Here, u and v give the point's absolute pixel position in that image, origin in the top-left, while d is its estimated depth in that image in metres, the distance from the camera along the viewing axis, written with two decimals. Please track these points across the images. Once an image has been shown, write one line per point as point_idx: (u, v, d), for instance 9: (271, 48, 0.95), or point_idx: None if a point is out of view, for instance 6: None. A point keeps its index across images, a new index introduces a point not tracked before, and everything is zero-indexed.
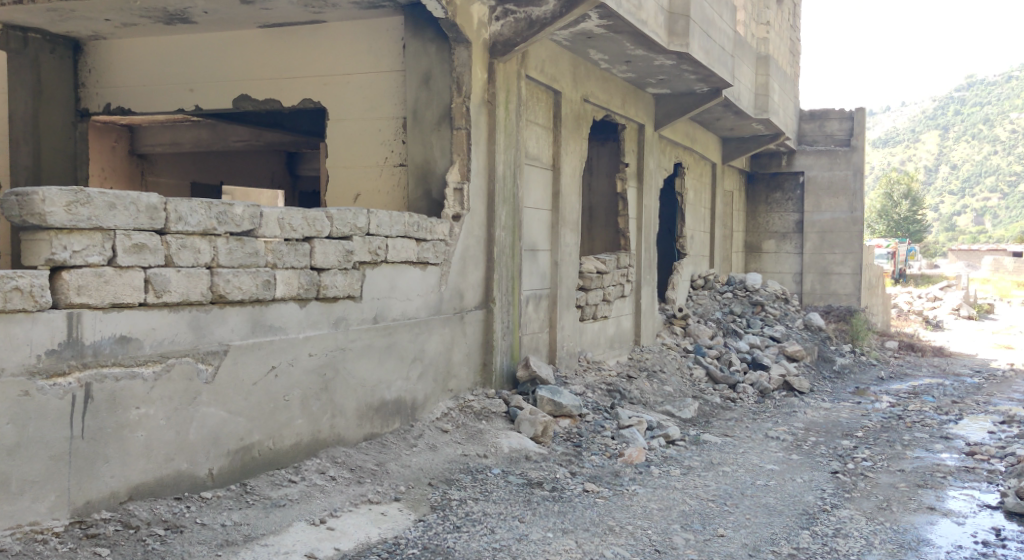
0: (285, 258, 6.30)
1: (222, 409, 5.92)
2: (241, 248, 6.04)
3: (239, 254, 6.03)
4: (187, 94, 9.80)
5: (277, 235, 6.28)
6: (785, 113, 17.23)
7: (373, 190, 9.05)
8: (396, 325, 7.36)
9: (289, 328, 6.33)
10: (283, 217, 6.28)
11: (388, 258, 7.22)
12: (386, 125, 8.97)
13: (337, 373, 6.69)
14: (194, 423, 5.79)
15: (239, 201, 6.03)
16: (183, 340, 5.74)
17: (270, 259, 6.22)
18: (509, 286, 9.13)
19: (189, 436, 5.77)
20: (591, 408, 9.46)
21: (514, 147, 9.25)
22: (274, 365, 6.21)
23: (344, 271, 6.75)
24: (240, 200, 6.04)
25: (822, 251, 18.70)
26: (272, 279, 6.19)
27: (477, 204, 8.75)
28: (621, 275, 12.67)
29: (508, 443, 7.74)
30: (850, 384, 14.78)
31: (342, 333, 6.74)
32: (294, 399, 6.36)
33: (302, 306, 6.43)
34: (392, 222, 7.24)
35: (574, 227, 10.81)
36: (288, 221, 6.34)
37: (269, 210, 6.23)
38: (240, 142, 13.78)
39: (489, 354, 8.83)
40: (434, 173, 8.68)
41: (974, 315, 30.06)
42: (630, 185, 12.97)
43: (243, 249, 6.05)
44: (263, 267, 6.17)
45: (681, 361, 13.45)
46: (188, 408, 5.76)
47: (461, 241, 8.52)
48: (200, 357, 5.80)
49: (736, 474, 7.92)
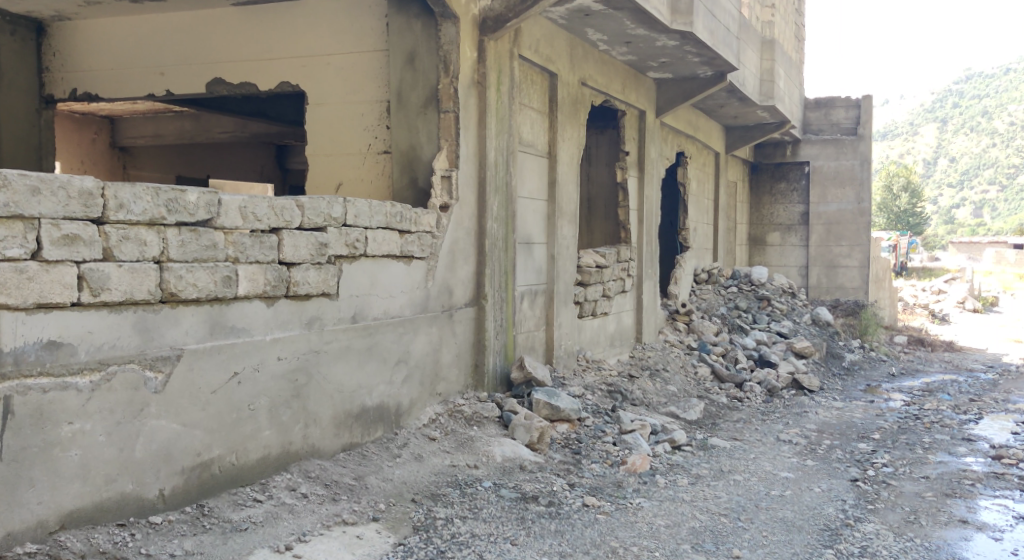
0: (248, 251, 5.68)
1: (174, 422, 5.31)
2: (196, 240, 5.42)
3: (193, 247, 5.41)
4: (158, 77, 9.17)
5: (240, 226, 5.66)
6: (790, 100, 16.61)
7: (356, 179, 8.42)
8: (377, 325, 6.73)
9: (254, 330, 5.71)
10: (246, 206, 5.66)
11: (367, 251, 6.60)
12: (369, 109, 8.34)
13: (311, 379, 6.08)
14: (141, 438, 5.18)
15: (193, 187, 5.40)
16: (128, 344, 5.13)
17: (231, 252, 5.59)
18: (503, 281, 8.51)
19: (134, 454, 5.16)
20: (591, 411, 8.84)
21: (507, 133, 8.61)
22: (237, 372, 5.59)
23: (319, 266, 6.13)
24: (194, 186, 5.42)
25: (828, 243, 18.08)
26: (233, 275, 5.57)
27: (466, 193, 8.12)
28: (622, 269, 12.03)
29: (500, 452, 7.13)
30: (861, 381, 14.16)
31: (315, 334, 6.11)
32: (261, 409, 5.75)
33: (269, 304, 5.81)
34: (372, 212, 6.63)
35: (571, 218, 10.19)
36: (252, 211, 5.71)
37: (229, 197, 5.60)
38: (225, 134, 13.03)
39: (481, 354, 8.21)
40: (419, 161, 8.07)
41: (979, 309, 29.44)
42: (631, 174, 12.35)
43: (199, 241, 5.43)
44: (223, 262, 5.54)
45: (684, 359, 12.86)
46: (134, 421, 5.15)
47: (449, 233, 7.89)
48: (148, 364, 5.19)
49: (748, 483, 7.30)
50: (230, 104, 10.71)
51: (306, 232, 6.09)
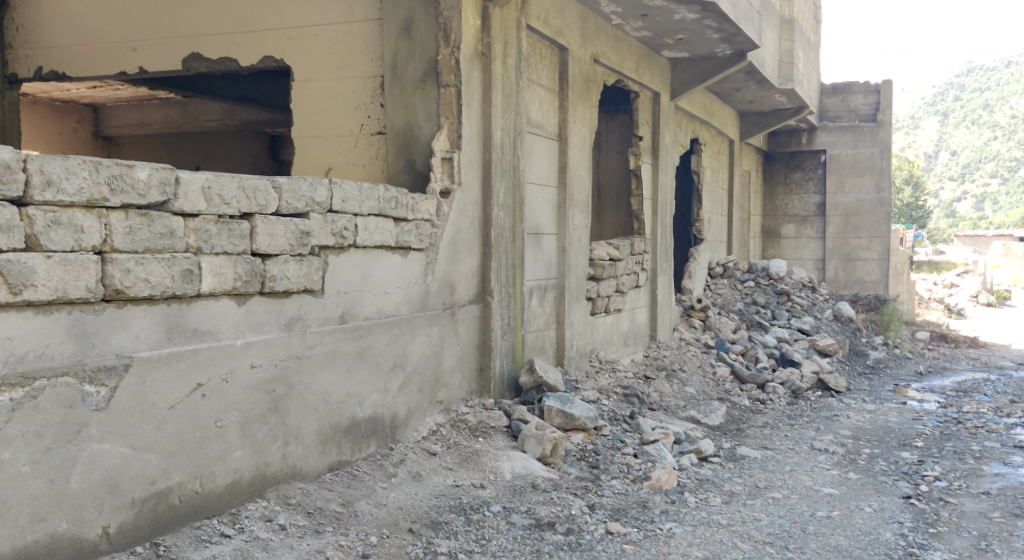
0: (214, 241, 4.86)
1: (121, 446, 4.50)
2: (147, 226, 4.61)
3: (143, 235, 4.60)
4: (130, 53, 8.33)
5: (203, 210, 4.84)
6: (808, 84, 15.79)
7: (347, 164, 7.59)
8: (369, 326, 5.91)
9: (222, 333, 4.88)
10: (210, 186, 4.84)
11: (357, 241, 5.78)
12: (362, 85, 7.51)
13: (291, 389, 5.25)
14: (78, 466, 4.37)
15: (143, 162, 4.59)
16: (61, 353, 4.32)
17: (193, 242, 4.78)
18: (510, 276, 7.68)
19: (69, 486, 4.34)
20: (608, 418, 8.02)
21: (514, 112, 7.78)
22: (201, 384, 4.77)
23: (300, 258, 5.31)
24: (143, 161, 4.60)
25: (846, 235, 17.23)
26: (195, 269, 4.75)
27: (470, 177, 7.29)
28: (635, 263, 11.19)
29: (510, 469, 6.35)
30: (888, 381, 13.33)
31: (296, 337, 5.29)
32: (231, 427, 4.93)
33: (240, 303, 4.98)
34: (362, 197, 5.81)
35: (583, 207, 9.35)
36: (218, 192, 4.89)
37: (188, 176, 4.78)
38: (213, 121, 11.94)
39: (486, 357, 7.38)
40: (417, 141, 7.23)
41: (992, 303, 28.63)
42: (645, 160, 11.52)
43: (151, 227, 4.62)
44: (184, 253, 4.73)
45: (702, 359, 12.06)
46: (69, 446, 4.34)
47: (451, 222, 7.06)
48: (88, 377, 4.37)
49: (789, 502, 6.50)
50: (215, 87, 10.00)
51: (284, 218, 5.27)
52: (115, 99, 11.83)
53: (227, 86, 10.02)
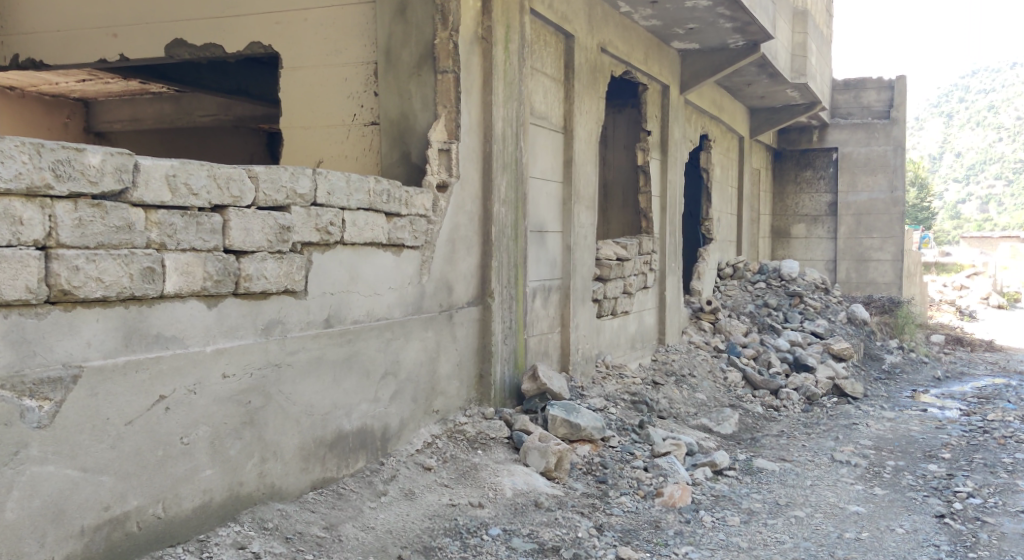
0: (180, 236, 4.40)
1: (69, 468, 4.05)
2: (100, 219, 4.14)
3: (95, 228, 4.13)
4: (110, 40, 7.84)
5: (168, 201, 4.37)
6: (821, 79, 15.30)
7: (339, 156, 7.09)
8: (358, 330, 5.42)
9: (189, 340, 4.42)
10: (175, 174, 4.37)
11: (344, 237, 5.29)
12: (354, 73, 7.03)
13: (269, 401, 4.78)
14: (17, 491, 3.91)
15: (95, 145, 4.13)
16: None
17: (156, 237, 4.32)
18: (512, 276, 7.19)
19: (5, 515, 3.88)
20: (615, 428, 7.56)
21: (517, 101, 7.28)
22: (165, 396, 4.32)
23: (279, 255, 4.83)
24: (95, 145, 4.14)
25: (858, 235, 16.71)
26: (157, 267, 4.30)
27: (469, 171, 6.79)
28: (644, 263, 10.69)
29: (510, 486, 5.88)
30: (905, 386, 12.85)
31: (275, 343, 4.81)
32: (199, 443, 4.47)
33: (211, 306, 4.52)
34: (350, 190, 5.33)
35: (590, 204, 8.86)
36: (184, 181, 4.42)
37: (149, 163, 4.31)
38: (207, 117, 11.28)
39: (487, 363, 6.88)
40: (413, 131, 6.72)
41: (1004, 305, 28.06)
42: (654, 156, 11.03)
43: (104, 220, 4.16)
44: (144, 250, 4.28)
45: (712, 363, 11.59)
46: (6, 469, 3.89)
47: (448, 218, 6.57)
48: (27, 390, 3.93)
49: (813, 522, 6.04)
50: (206, 81, 9.52)
51: (262, 210, 4.79)
52: (107, 93, 11.36)
53: (218, 80, 9.54)
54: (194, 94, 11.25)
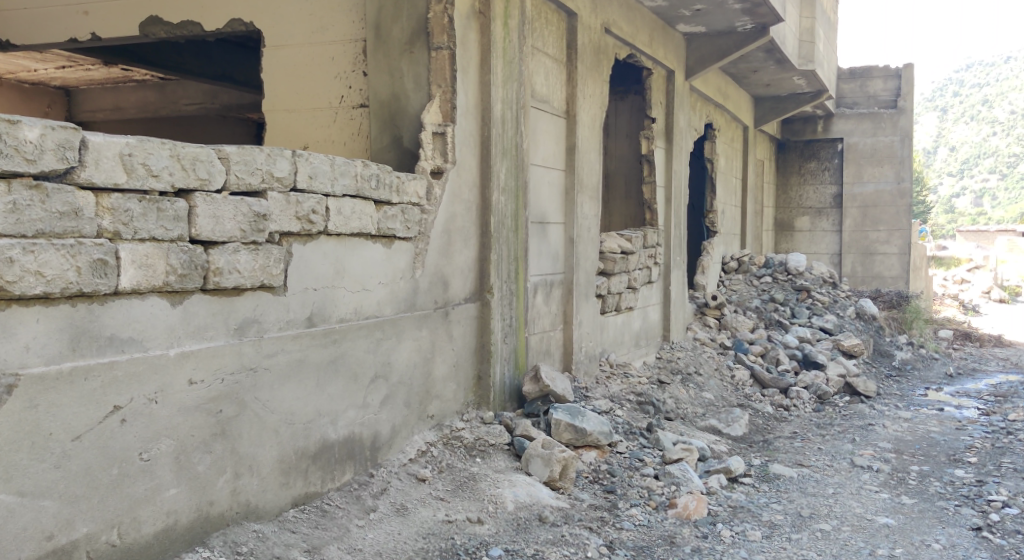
0: (137, 224, 3.93)
1: (3, 492, 3.59)
2: (39, 203, 3.67)
3: (33, 214, 3.66)
4: (81, 18, 7.31)
5: (122, 183, 3.89)
6: (828, 66, 14.80)
7: (326, 140, 6.60)
8: (345, 330, 4.92)
9: (149, 342, 3.96)
10: (130, 152, 3.89)
11: (329, 227, 4.79)
12: (342, 51, 6.53)
13: (243, 410, 4.30)
14: None
15: (31, 118, 3.64)
16: None
17: (109, 225, 3.85)
18: (512, 270, 6.68)
19: None
20: (622, 432, 7.08)
21: (517, 82, 6.77)
22: (120, 407, 3.86)
23: (254, 246, 4.34)
24: (32, 118, 3.66)
25: (864, 228, 16.19)
26: (110, 259, 3.83)
27: (465, 156, 6.29)
28: (649, 256, 10.19)
29: (512, 498, 5.41)
30: (917, 384, 12.38)
31: (249, 345, 4.32)
32: (161, 459, 4.01)
33: (175, 303, 4.05)
34: (334, 175, 4.82)
35: (593, 194, 8.36)
36: (143, 161, 3.94)
37: (99, 139, 3.82)
38: (193, 106, 10.74)
39: (485, 364, 6.39)
40: (404, 113, 6.22)
41: (1006, 298, 27.56)
42: (659, 144, 10.53)
43: (44, 206, 3.68)
44: (94, 240, 3.80)
45: (719, 361, 11.11)
46: None
47: (443, 207, 6.07)
48: None
49: (841, 537, 5.69)
50: (187, 64, 9.09)
51: (233, 195, 4.29)
52: (88, 81, 10.82)
53: (202, 64, 9.16)
54: (179, 81, 10.69)
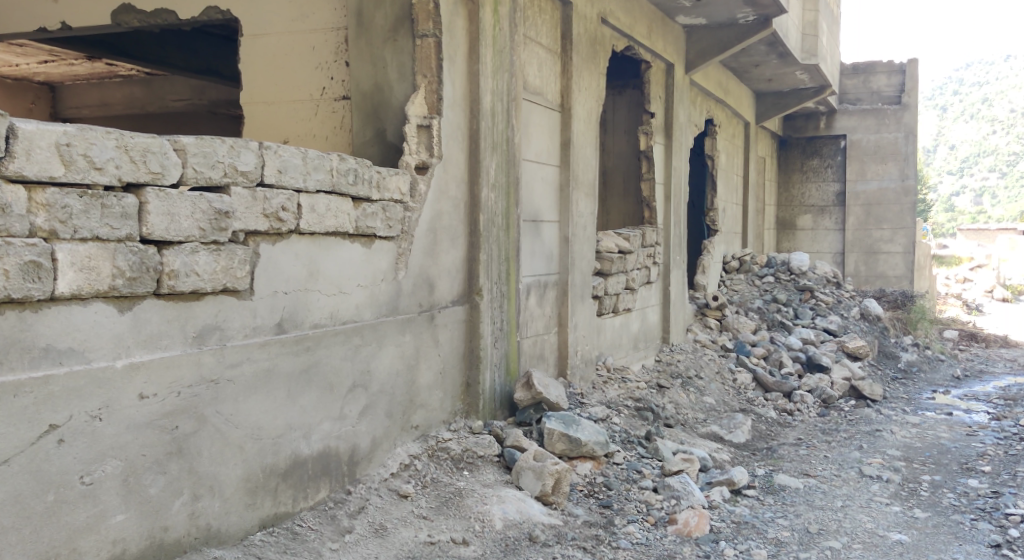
0: (77, 223, 3.75)
1: None
2: None
3: None
4: (50, 6, 6.98)
5: (59, 177, 3.71)
6: (832, 61, 14.44)
7: (306, 135, 6.24)
8: (319, 336, 4.61)
9: (91, 354, 3.78)
10: (68, 142, 3.71)
11: (301, 226, 4.51)
12: (323, 40, 6.17)
13: (202, 426, 4.10)
14: None
15: None
16: None
17: (44, 223, 3.68)
18: (503, 271, 6.31)
19: None
20: (619, 441, 6.74)
21: (509, 72, 6.40)
22: (57, 426, 3.68)
23: (215, 247, 4.14)
24: None
25: (868, 226, 15.79)
26: (44, 261, 3.66)
27: (453, 150, 5.93)
28: (647, 256, 9.82)
29: (501, 515, 5.09)
30: (924, 387, 12.03)
31: (210, 354, 4.11)
32: (107, 481, 3.82)
33: (122, 310, 3.87)
34: (307, 170, 4.55)
35: (589, 192, 8.01)
36: (84, 153, 3.76)
37: (30, 128, 3.64)
38: (180, 102, 10.22)
39: (474, 371, 6.04)
40: (388, 106, 5.86)
41: (1008, 297, 27.15)
42: (658, 140, 10.16)
43: None
44: (25, 240, 3.63)
45: (720, 363, 10.77)
46: None
47: (429, 205, 5.71)
48: None
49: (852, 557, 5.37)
50: (171, 56, 8.75)
51: (190, 191, 4.09)
52: (73, 76, 10.45)
53: (187, 58, 8.82)
54: (166, 77, 10.17)
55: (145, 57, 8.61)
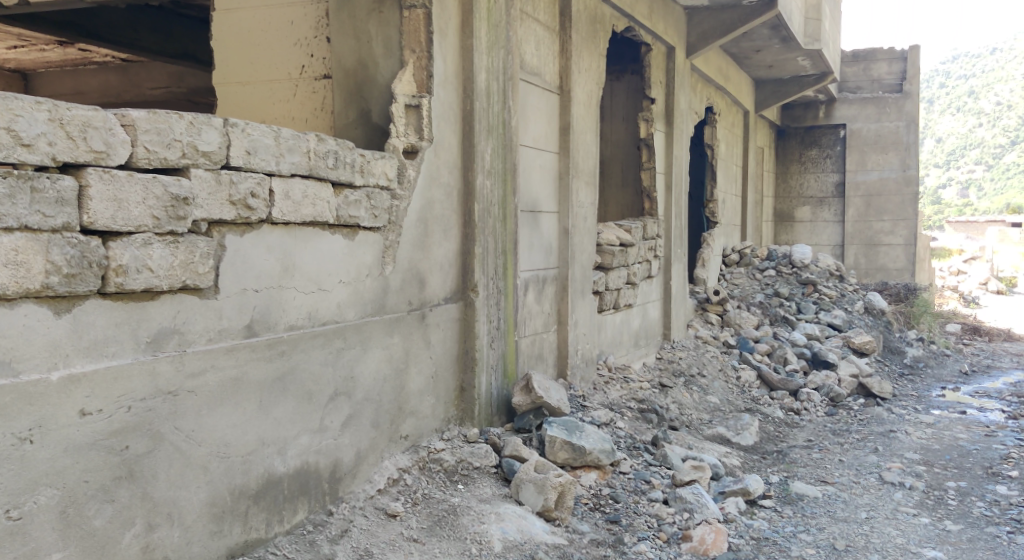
0: (5, 209, 3.35)
1: None
2: None
3: None
4: None
5: None
6: (833, 47, 13.92)
7: (284, 117, 5.72)
8: (296, 340, 4.20)
9: (19, 366, 3.38)
10: None
11: (273, 215, 4.10)
12: (302, 13, 5.65)
13: (156, 444, 3.70)
14: None
15: None
16: None
17: None
18: (500, 265, 5.81)
19: None
20: (624, 447, 6.25)
21: (504, 49, 5.89)
22: None
23: (171, 238, 3.75)
24: None
25: (868, 218, 15.26)
26: None
27: (445, 132, 5.42)
28: (648, 249, 9.32)
29: (499, 536, 4.63)
30: (932, 383, 11.57)
31: (166, 363, 3.71)
32: (41, 515, 3.42)
33: (57, 313, 3.47)
34: (280, 152, 4.13)
35: (590, 180, 7.52)
36: (9, 126, 3.36)
37: None
38: (158, 89, 9.55)
39: (469, 374, 5.54)
40: (373, 84, 5.36)
41: (1003, 290, 26.66)
42: (658, 127, 9.67)
43: None
44: None
45: (722, 360, 10.29)
46: None
47: (419, 192, 5.21)
48: None
49: None
50: (144, 39, 8.19)
51: (142, 172, 3.69)
52: (45, 64, 9.76)
53: (161, 43, 8.28)
54: (143, 63, 9.49)
55: (117, 39, 8.00)
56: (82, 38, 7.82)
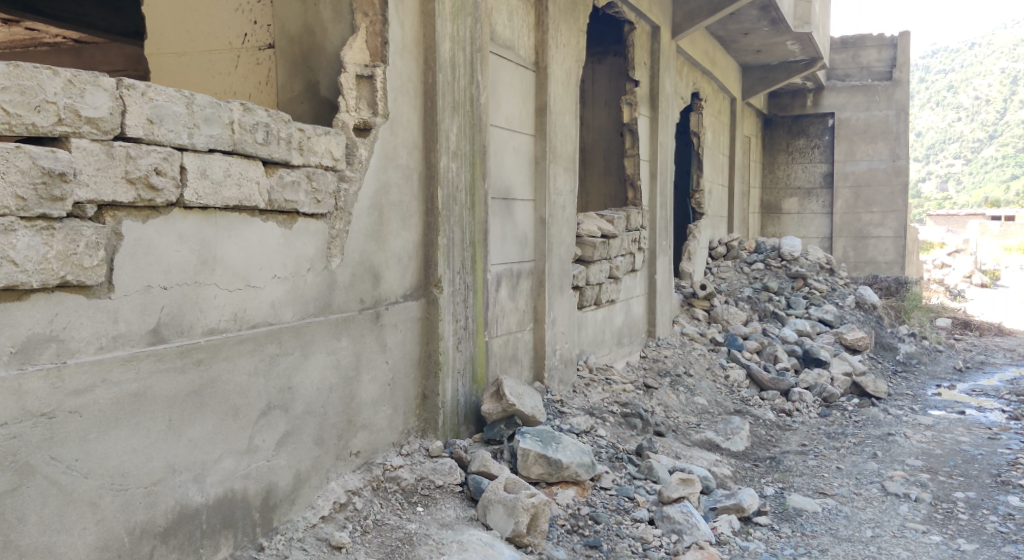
0: None
1: None
2: None
3: None
4: None
5: None
6: (823, 31, 13.32)
7: (225, 92, 5.04)
8: (218, 344, 3.75)
9: None
10: None
11: (185, 198, 3.63)
12: None
13: (23, 477, 3.24)
14: None
15: None
16: None
17: None
18: (468, 258, 5.18)
19: None
20: (606, 459, 5.64)
21: (473, 15, 5.23)
22: None
23: (43, 224, 3.29)
24: None
25: (857, 210, 14.66)
26: None
27: (402, 108, 4.80)
28: (632, 241, 8.72)
29: None
30: (927, 382, 11.00)
31: (37, 379, 3.25)
32: None
33: None
34: (193, 123, 3.65)
35: (569, 166, 6.90)
36: None
37: None
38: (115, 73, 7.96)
39: (432, 380, 4.92)
40: (321, 52, 4.75)
41: (987, 283, 26.15)
42: (642, 111, 9.07)
43: None
44: None
45: (710, 359, 9.70)
46: None
47: (372, 175, 4.59)
48: None
49: None
50: (92, 14, 7.25)
51: (3, 141, 3.22)
52: None
53: (110, 17, 7.36)
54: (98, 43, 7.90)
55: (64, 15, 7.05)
56: (27, 14, 6.86)
